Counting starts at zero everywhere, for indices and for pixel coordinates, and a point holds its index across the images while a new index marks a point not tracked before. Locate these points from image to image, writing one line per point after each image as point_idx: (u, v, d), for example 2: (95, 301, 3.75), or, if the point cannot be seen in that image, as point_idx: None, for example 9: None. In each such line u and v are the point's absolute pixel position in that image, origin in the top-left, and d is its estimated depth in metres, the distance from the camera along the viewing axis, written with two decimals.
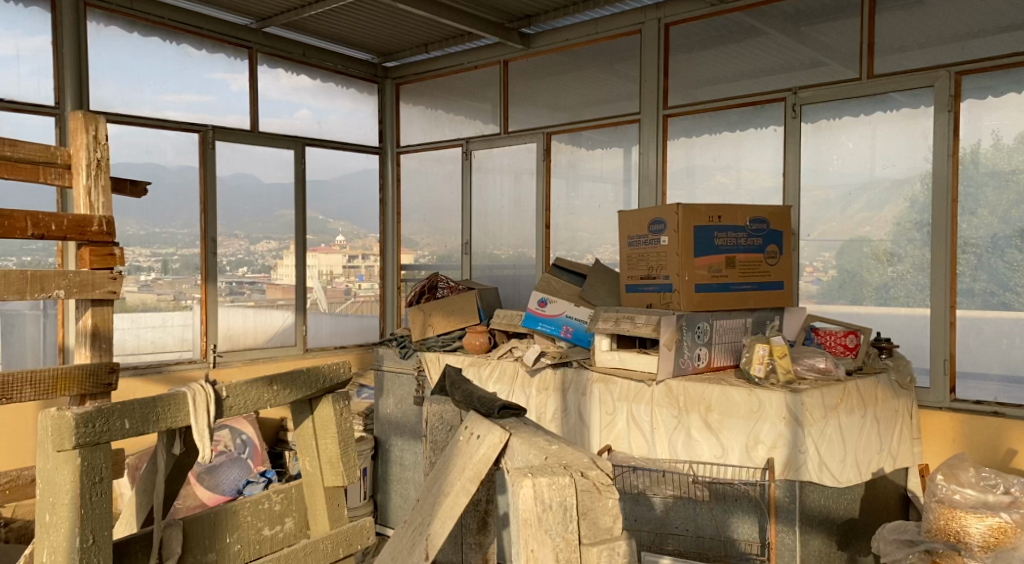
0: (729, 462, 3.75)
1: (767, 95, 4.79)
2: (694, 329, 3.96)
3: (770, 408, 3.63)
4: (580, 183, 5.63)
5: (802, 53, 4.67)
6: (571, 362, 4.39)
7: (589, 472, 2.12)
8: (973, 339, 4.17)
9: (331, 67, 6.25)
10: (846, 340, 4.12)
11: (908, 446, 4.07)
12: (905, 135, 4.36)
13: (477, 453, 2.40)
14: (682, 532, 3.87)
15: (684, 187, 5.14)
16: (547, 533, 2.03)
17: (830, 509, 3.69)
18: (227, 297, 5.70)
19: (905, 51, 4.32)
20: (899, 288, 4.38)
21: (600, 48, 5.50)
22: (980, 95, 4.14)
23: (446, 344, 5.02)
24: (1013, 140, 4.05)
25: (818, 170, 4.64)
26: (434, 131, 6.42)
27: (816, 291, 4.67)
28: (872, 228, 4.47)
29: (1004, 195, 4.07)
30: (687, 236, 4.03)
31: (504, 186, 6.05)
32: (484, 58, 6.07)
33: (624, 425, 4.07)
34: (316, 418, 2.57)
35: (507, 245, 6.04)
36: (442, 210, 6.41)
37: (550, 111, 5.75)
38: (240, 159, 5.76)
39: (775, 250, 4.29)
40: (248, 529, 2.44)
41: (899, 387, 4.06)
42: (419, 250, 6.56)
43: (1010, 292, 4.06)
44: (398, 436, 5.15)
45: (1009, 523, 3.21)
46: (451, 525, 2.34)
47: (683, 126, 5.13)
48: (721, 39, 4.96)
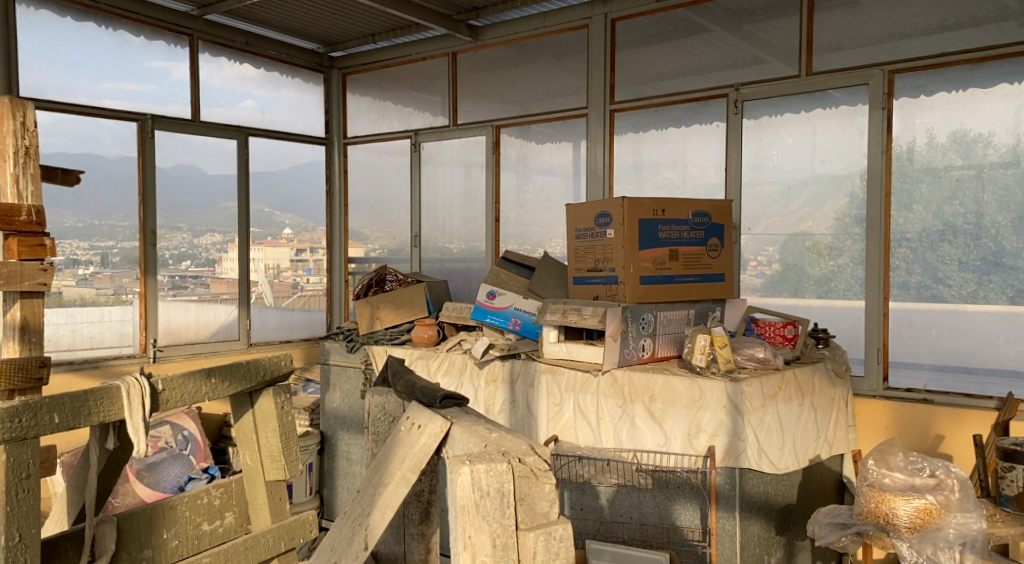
0: (672, 450, 3.83)
1: (710, 91, 4.88)
2: (639, 320, 4.04)
3: (712, 396, 3.72)
4: (529, 176, 5.67)
5: (745, 50, 4.77)
6: (519, 353, 4.41)
7: (527, 458, 2.16)
8: (905, 329, 4.33)
9: (276, 56, 6.19)
10: (785, 330, 4.25)
11: (844, 433, 4.20)
12: (842, 132, 4.49)
13: (418, 443, 2.44)
14: (626, 520, 3.94)
15: (631, 181, 5.22)
16: (484, 519, 2.07)
17: (768, 495, 3.81)
18: (169, 291, 5.64)
19: (842, 50, 4.45)
20: (839, 281, 4.51)
21: (547, 42, 5.55)
22: (913, 94, 4.28)
23: (394, 337, 4.99)
24: (946, 138, 4.19)
25: (759, 165, 4.75)
26: (382, 122, 6.39)
27: (759, 285, 4.78)
28: (813, 223, 4.59)
29: (937, 191, 4.21)
30: (632, 229, 4.10)
31: (454, 179, 6.07)
32: (432, 50, 6.07)
33: (571, 415, 4.13)
34: (257, 412, 2.64)
35: (458, 238, 6.05)
36: (391, 203, 6.39)
37: (499, 105, 5.78)
38: (182, 150, 5.69)
39: (716, 243, 4.40)
40: (186, 524, 2.49)
41: (835, 376, 4.19)
42: (369, 243, 6.51)
43: (942, 285, 4.21)
44: (344, 430, 5.15)
45: (934, 504, 3.34)
46: (391, 515, 2.38)
47: (631, 121, 5.21)
48: (666, 35, 5.04)
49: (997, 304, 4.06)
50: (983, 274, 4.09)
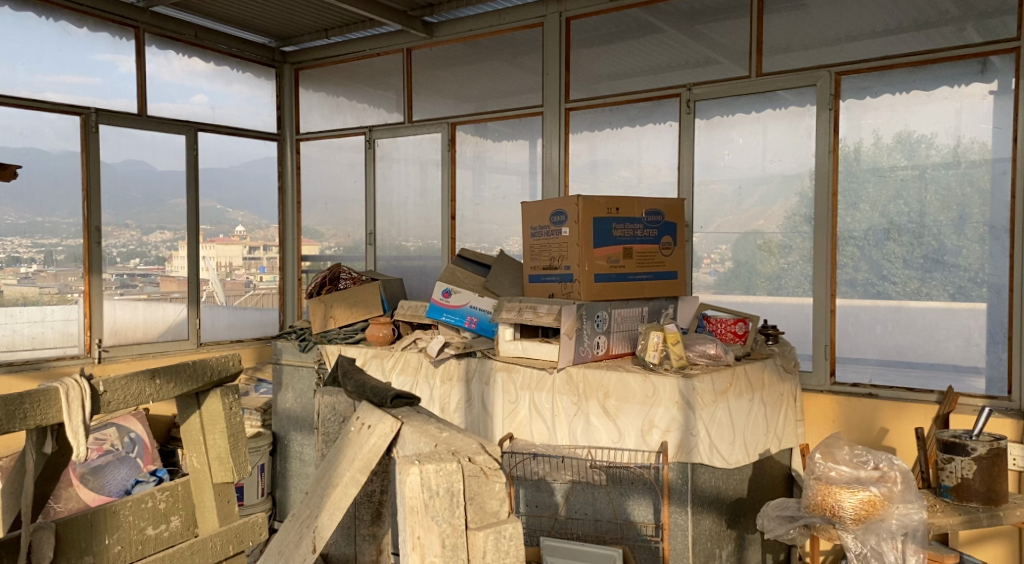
0: (625, 446, 3.86)
1: (662, 91, 4.94)
2: (594, 318, 4.08)
3: (664, 392, 3.76)
4: (486, 174, 5.68)
5: (697, 51, 4.83)
6: (475, 352, 4.41)
7: (477, 457, 2.18)
8: (851, 326, 4.43)
9: (226, 50, 6.11)
10: (735, 327, 4.29)
11: (792, 428, 4.29)
12: (791, 133, 4.57)
13: (368, 443, 2.44)
14: (581, 516, 4.00)
15: (587, 179, 5.26)
16: (433, 519, 2.07)
17: (720, 489, 3.87)
18: (116, 290, 5.54)
19: (791, 52, 4.53)
20: (790, 278, 4.59)
21: (502, 39, 5.56)
22: (859, 95, 4.38)
23: (348, 336, 4.96)
24: (891, 139, 4.29)
25: (711, 165, 4.82)
26: (335, 118, 6.34)
27: (713, 282, 4.84)
28: (765, 221, 4.66)
29: (883, 190, 4.31)
30: (586, 227, 4.13)
31: (409, 176, 6.04)
32: (386, 46, 6.04)
33: (526, 413, 4.15)
34: (203, 413, 2.66)
35: (414, 236, 6.02)
36: (345, 200, 6.33)
37: (454, 102, 5.78)
38: (129, 146, 5.59)
39: (668, 242, 4.46)
40: (129, 528, 2.53)
41: (784, 371, 4.27)
42: (324, 241, 6.44)
43: (887, 282, 4.31)
44: (297, 430, 5.11)
45: (878, 496, 3.40)
46: (340, 516, 2.38)
47: (587, 120, 5.24)
48: (620, 34, 5.08)
49: (939, 300, 4.18)
50: (925, 272, 4.20)
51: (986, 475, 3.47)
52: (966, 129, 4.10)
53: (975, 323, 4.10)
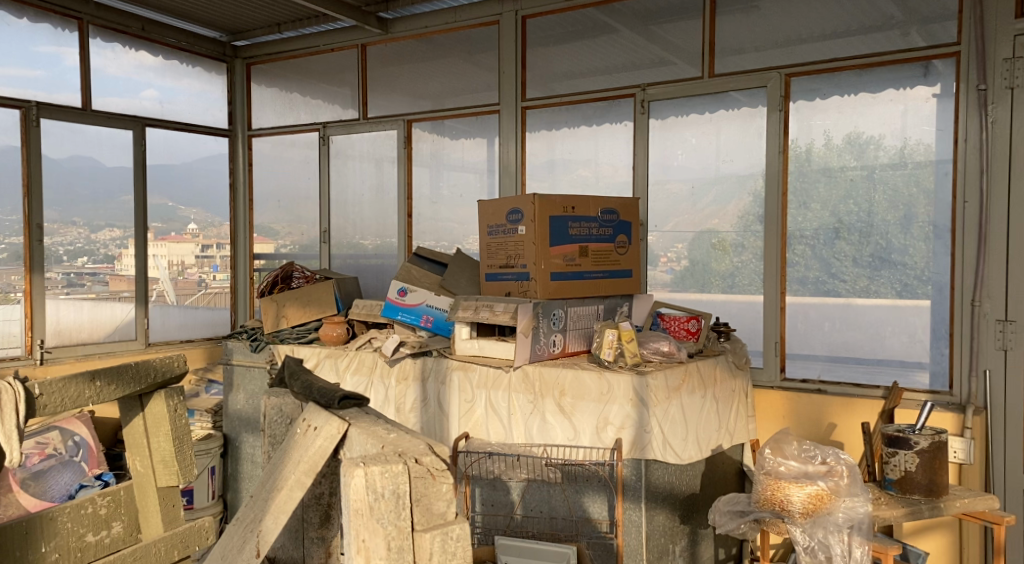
0: (581, 444, 3.89)
1: (617, 91, 4.98)
2: (550, 316, 4.09)
3: (619, 390, 3.79)
4: (443, 172, 5.68)
5: (651, 51, 4.87)
6: (431, 351, 4.39)
7: (423, 458, 2.22)
8: (800, 323, 4.50)
9: (175, 44, 6.01)
10: (688, 324, 4.35)
11: (743, 423, 4.36)
12: (743, 133, 4.63)
13: (313, 445, 2.47)
14: (537, 515, 4.03)
15: (546, 178, 5.27)
16: (379, 522, 2.12)
17: (674, 484, 3.93)
18: (63, 289, 5.44)
19: (742, 53, 4.59)
20: (743, 276, 4.65)
21: (457, 37, 5.55)
22: (808, 97, 4.45)
23: (300, 336, 4.92)
24: (841, 140, 4.37)
25: (666, 165, 4.87)
26: (288, 114, 6.27)
27: (669, 280, 4.89)
28: (719, 220, 4.72)
29: (833, 190, 4.39)
30: (543, 225, 4.15)
31: (365, 173, 6.00)
32: (341, 42, 6.00)
33: (482, 411, 4.15)
34: (147, 415, 2.69)
35: (372, 234, 5.98)
36: (299, 197, 6.26)
37: (411, 99, 5.76)
38: (74, 141, 5.48)
39: (624, 240, 4.50)
40: (67, 535, 2.51)
41: (736, 368, 4.34)
42: (280, 239, 6.36)
43: (836, 279, 4.39)
44: (249, 431, 5.06)
45: (826, 490, 3.43)
46: (284, 520, 2.37)
47: (543, 118, 5.26)
48: (576, 33, 5.10)
49: (886, 297, 4.27)
50: (873, 270, 4.29)
51: (928, 467, 3.54)
52: (911, 131, 4.19)
53: (919, 320, 4.19)
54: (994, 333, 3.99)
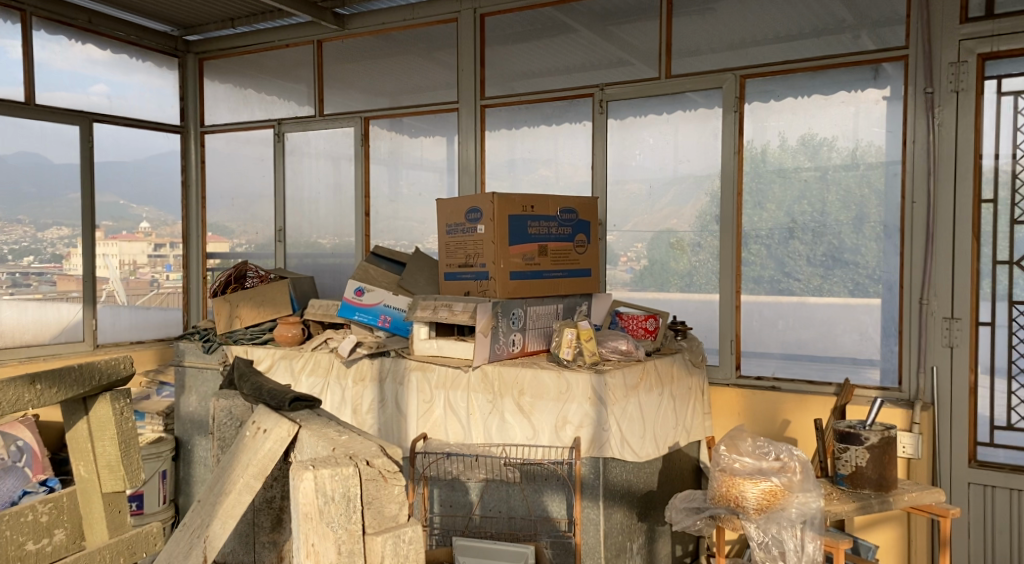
0: (539, 443, 3.89)
1: (575, 91, 4.99)
2: (509, 315, 4.09)
3: (577, 388, 3.80)
4: (401, 170, 5.64)
5: (609, 51, 4.89)
6: (388, 352, 4.35)
7: (375, 461, 2.31)
8: (755, 321, 4.55)
9: (124, 38, 5.88)
10: (647, 323, 4.36)
11: (700, 420, 4.39)
12: (700, 134, 4.67)
13: (263, 448, 2.57)
14: (495, 515, 4.02)
15: (506, 178, 5.27)
16: (328, 526, 2.19)
17: (631, 482, 3.95)
18: (8, 289, 5.31)
19: (698, 55, 4.63)
20: (700, 275, 4.68)
21: (415, 34, 5.52)
22: (763, 98, 4.50)
23: (255, 337, 4.85)
24: (796, 141, 4.43)
25: (625, 165, 4.89)
26: (243, 111, 6.19)
27: (629, 279, 4.91)
28: (677, 220, 4.75)
29: (787, 191, 4.44)
30: (502, 224, 4.14)
31: (322, 171, 5.94)
32: (297, 38, 5.93)
33: (441, 412, 4.13)
34: (91, 420, 2.64)
35: (330, 233, 5.92)
36: (255, 195, 6.17)
37: (368, 96, 5.71)
38: (19, 137, 5.34)
39: (583, 239, 4.51)
40: (7, 544, 2.43)
41: (692, 366, 4.38)
42: (235, 238, 6.27)
43: (790, 278, 4.45)
44: (201, 434, 4.99)
45: (779, 486, 3.45)
46: (232, 524, 2.51)
47: (502, 117, 5.25)
48: (534, 32, 5.11)
49: (838, 296, 4.33)
50: (826, 269, 4.36)
51: (878, 462, 3.59)
52: (863, 133, 4.26)
53: (869, 318, 4.26)
54: (941, 331, 4.08)
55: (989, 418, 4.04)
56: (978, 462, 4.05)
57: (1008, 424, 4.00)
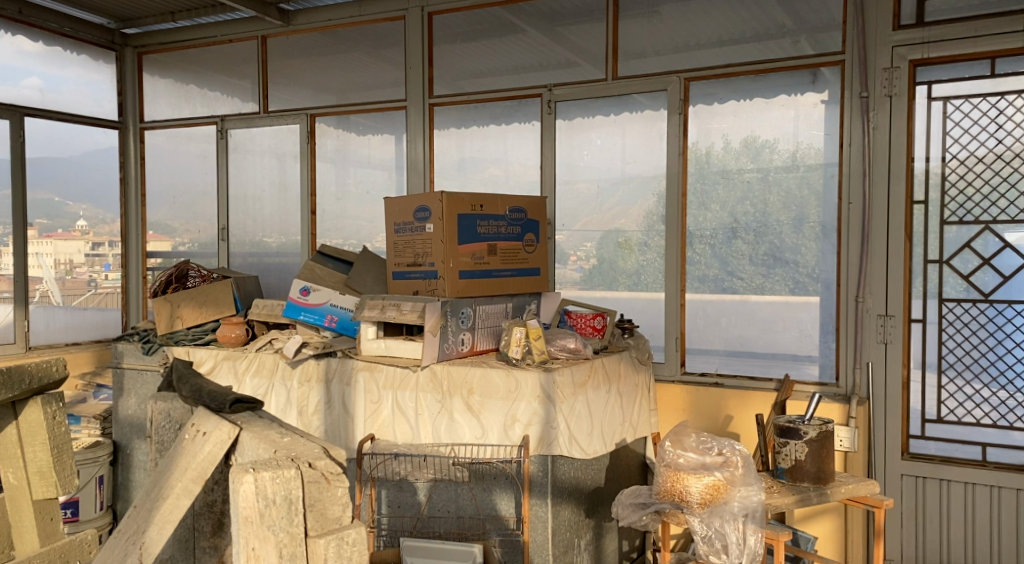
0: (488, 442, 3.89)
1: (523, 91, 5.00)
2: (458, 314, 4.07)
3: (526, 387, 3.80)
4: (348, 168, 5.59)
5: (556, 52, 4.91)
6: (335, 352, 4.29)
7: (317, 463, 2.32)
8: (700, 319, 4.61)
9: (57, 29, 5.71)
10: (594, 322, 4.38)
11: (646, 417, 4.44)
12: (646, 135, 4.71)
13: (202, 451, 2.56)
14: (443, 514, 4.01)
15: (456, 177, 5.26)
16: (270, 529, 2.18)
17: (578, 479, 3.97)
18: None
19: (644, 57, 4.67)
20: (647, 274, 4.73)
21: (362, 31, 5.47)
22: (707, 101, 4.56)
23: (197, 337, 4.77)
24: (739, 143, 4.49)
25: (573, 165, 4.92)
26: (184, 107, 6.07)
27: (579, 278, 4.93)
28: (626, 220, 4.78)
29: (731, 191, 4.51)
30: (450, 223, 4.12)
31: (266, 169, 5.86)
32: (240, 33, 5.83)
33: (389, 412, 4.11)
34: (21, 424, 2.56)
35: (276, 231, 5.83)
36: (197, 193, 6.06)
37: (314, 93, 5.65)
38: None
39: (531, 239, 4.53)
40: None
41: (639, 363, 4.43)
42: (177, 237, 6.14)
43: (733, 277, 4.52)
44: (140, 437, 4.90)
45: (722, 480, 3.50)
46: (169, 530, 2.47)
47: (451, 116, 5.24)
48: (482, 32, 5.10)
49: (780, 295, 4.41)
50: (768, 268, 4.44)
51: (816, 456, 3.66)
52: (803, 135, 4.34)
53: (808, 316, 4.35)
54: (876, 328, 4.18)
55: (921, 412, 4.15)
56: (911, 455, 4.16)
57: (938, 418, 4.12)
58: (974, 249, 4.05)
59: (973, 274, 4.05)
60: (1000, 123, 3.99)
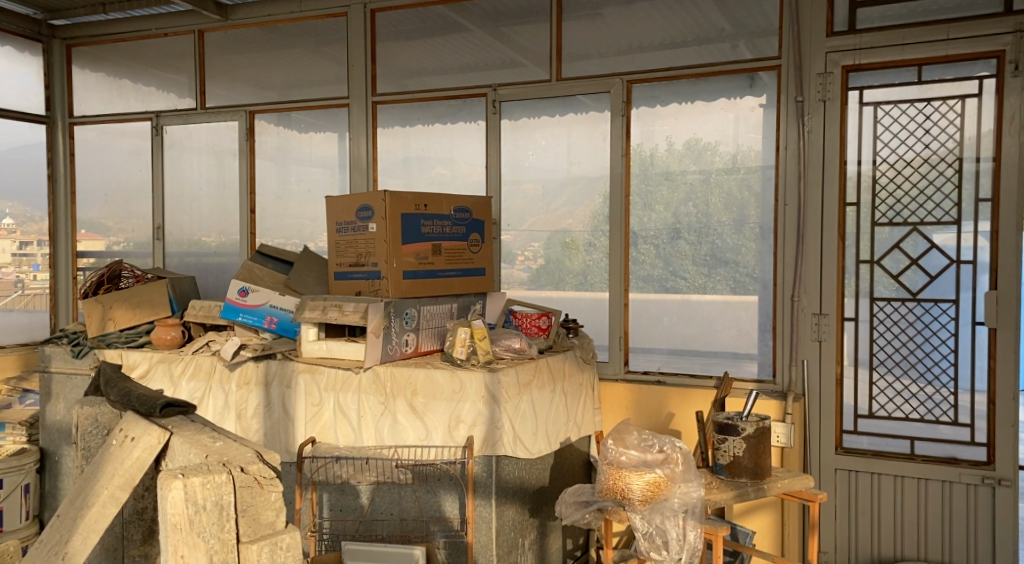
0: (432, 443, 3.87)
1: (467, 91, 4.98)
2: (402, 315, 4.02)
3: (471, 388, 3.79)
4: (290, 166, 5.50)
5: (501, 52, 4.90)
6: (274, 353, 4.21)
7: (249, 467, 2.37)
8: (643, 319, 4.65)
9: None
10: (539, 322, 4.43)
11: (590, 415, 4.46)
12: (590, 137, 4.74)
13: (131, 457, 2.59)
14: (385, 517, 3.95)
15: (401, 176, 5.22)
16: (200, 536, 2.23)
17: (523, 479, 3.96)
18: None
19: (588, 59, 4.69)
20: (593, 274, 4.75)
21: (303, 27, 5.40)
22: (649, 103, 4.60)
23: (130, 340, 4.65)
24: (682, 145, 4.53)
25: (518, 165, 4.91)
26: (117, 102, 5.91)
27: (526, 278, 4.93)
28: (573, 220, 4.79)
29: (674, 193, 4.55)
30: (393, 222, 4.09)
31: (204, 166, 5.73)
32: (176, 26, 5.70)
33: (331, 414, 4.05)
34: None
35: (215, 230, 5.71)
36: (132, 192, 5.90)
37: (255, 90, 5.55)
38: None
39: (477, 239, 4.51)
40: None
41: (584, 362, 4.44)
42: (112, 236, 5.97)
43: (676, 277, 4.56)
44: (68, 444, 4.76)
45: (663, 477, 3.52)
46: (94, 539, 2.50)
47: (395, 115, 5.20)
48: (426, 30, 5.07)
49: (721, 294, 4.47)
50: (710, 268, 4.49)
51: (753, 452, 3.72)
52: (743, 138, 4.40)
53: (747, 315, 4.42)
54: (810, 326, 4.27)
55: (853, 407, 4.25)
56: (844, 449, 4.25)
57: (870, 413, 4.22)
58: (904, 249, 4.15)
59: (902, 273, 4.15)
60: (928, 128, 4.09)
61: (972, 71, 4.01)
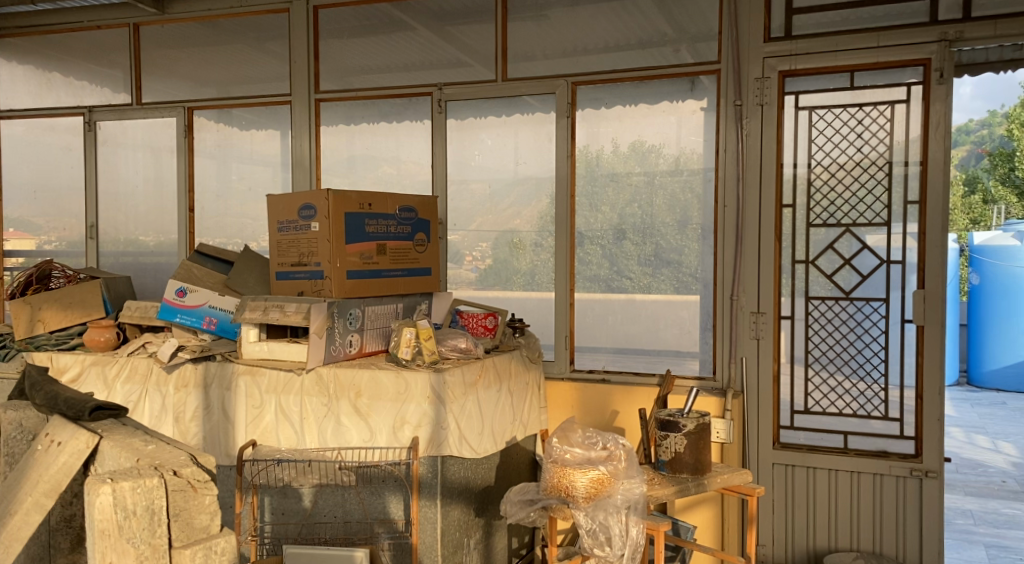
0: (376, 444, 3.82)
1: (413, 89, 4.96)
2: (346, 315, 3.99)
3: (415, 389, 3.76)
4: (231, 165, 5.40)
5: (446, 51, 4.88)
6: (214, 355, 4.13)
7: (182, 470, 2.38)
8: (589, 318, 4.67)
9: None
10: (486, 321, 4.45)
11: (536, 415, 4.49)
12: (536, 137, 4.75)
13: (57, 463, 2.64)
14: (328, 519, 3.91)
15: (347, 175, 5.16)
16: (129, 542, 2.24)
17: (469, 479, 3.95)
18: None
19: (533, 60, 4.70)
20: (541, 274, 4.76)
21: (244, 23, 5.30)
22: (594, 106, 4.62)
23: (61, 342, 4.53)
24: (627, 147, 4.56)
25: (465, 165, 4.90)
26: (47, 96, 5.74)
27: (474, 278, 4.91)
28: (520, 221, 4.80)
29: (620, 194, 4.59)
30: (336, 222, 4.04)
31: (139, 163, 5.59)
32: (109, 19, 5.55)
33: (272, 417, 3.98)
34: None
35: (153, 229, 5.57)
36: (64, 189, 5.73)
37: (194, 86, 5.43)
38: None
39: (423, 238, 4.49)
40: None
41: (529, 361, 4.45)
42: (43, 235, 5.79)
43: (622, 277, 4.59)
44: None
45: (606, 474, 3.54)
46: (19, 544, 2.59)
47: (338, 112, 5.14)
48: (371, 28, 5.02)
49: (664, 293, 4.51)
50: (654, 268, 4.53)
51: (694, 448, 3.77)
52: (686, 140, 4.45)
53: (688, 314, 4.47)
54: (748, 324, 4.34)
55: (790, 404, 4.33)
56: (782, 444, 4.33)
57: (805, 408, 4.31)
58: (837, 250, 4.24)
59: (836, 273, 4.25)
60: (860, 132, 4.19)
61: (901, 78, 4.11)
